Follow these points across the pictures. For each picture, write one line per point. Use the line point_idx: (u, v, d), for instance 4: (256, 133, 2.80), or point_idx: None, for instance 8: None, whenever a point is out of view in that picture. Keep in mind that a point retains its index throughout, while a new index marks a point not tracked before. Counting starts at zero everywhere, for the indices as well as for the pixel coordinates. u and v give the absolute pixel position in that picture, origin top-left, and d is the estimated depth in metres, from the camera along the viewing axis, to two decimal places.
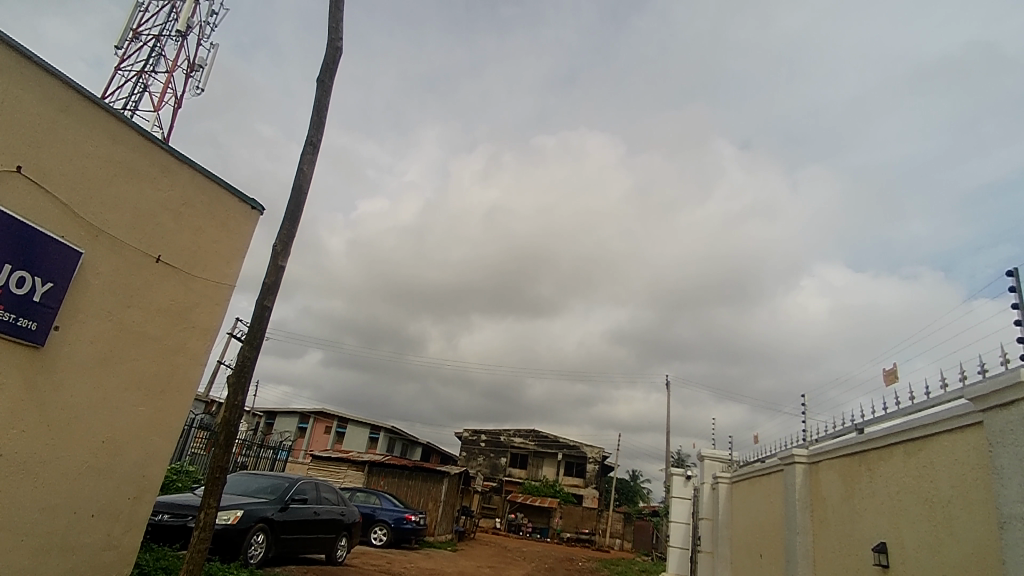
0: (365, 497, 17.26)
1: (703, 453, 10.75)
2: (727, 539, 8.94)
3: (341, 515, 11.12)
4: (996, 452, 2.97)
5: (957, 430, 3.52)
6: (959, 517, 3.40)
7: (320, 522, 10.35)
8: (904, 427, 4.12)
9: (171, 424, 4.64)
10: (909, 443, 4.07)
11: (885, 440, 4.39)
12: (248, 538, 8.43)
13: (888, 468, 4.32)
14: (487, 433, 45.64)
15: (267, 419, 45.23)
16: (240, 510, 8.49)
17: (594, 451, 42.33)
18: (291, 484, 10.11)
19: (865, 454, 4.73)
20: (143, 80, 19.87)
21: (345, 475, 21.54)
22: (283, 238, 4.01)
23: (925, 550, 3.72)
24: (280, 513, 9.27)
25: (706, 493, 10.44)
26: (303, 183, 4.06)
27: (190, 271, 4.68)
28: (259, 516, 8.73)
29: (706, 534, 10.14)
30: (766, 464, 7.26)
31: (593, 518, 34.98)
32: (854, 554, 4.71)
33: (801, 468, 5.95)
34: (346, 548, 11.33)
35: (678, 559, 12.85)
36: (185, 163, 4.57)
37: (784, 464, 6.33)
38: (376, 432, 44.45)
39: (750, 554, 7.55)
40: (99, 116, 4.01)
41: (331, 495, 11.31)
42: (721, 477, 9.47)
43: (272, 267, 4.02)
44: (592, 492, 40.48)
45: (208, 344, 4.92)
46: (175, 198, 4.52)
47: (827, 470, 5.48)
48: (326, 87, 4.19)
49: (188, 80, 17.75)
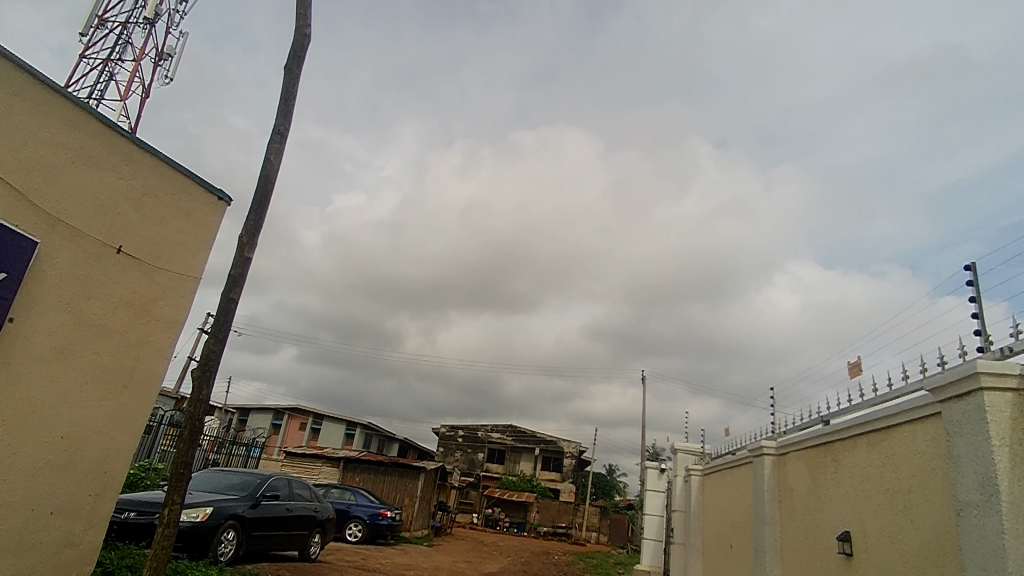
0: (340, 494, 17.11)
1: (676, 446, 10.89)
2: (698, 531, 9.06)
3: (315, 512, 11.01)
4: (953, 442, 3.05)
5: (917, 421, 3.60)
6: (919, 505, 3.49)
7: (293, 519, 10.23)
8: (867, 418, 4.22)
9: (133, 419, 4.52)
10: (872, 434, 4.17)
11: (849, 432, 4.49)
12: (217, 535, 8.29)
13: (852, 459, 4.41)
14: (464, 429, 45.65)
15: (240, 416, 44.62)
16: (209, 507, 8.34)
17: (571, 446, 42.59)
18: (262, 480, 9.95)
19: (831, 445, 4.82)
20: (110, 67, 19.38)
21: (319, 472, 21.31)
22: (249, 230, 3.92)
23: (887, 538, 3.81)
24: (251, 510, 9.13)
25: (679, 485, 10.58)
26: (271, 173, 3.97)
27: (153, 263, 4.57)
28: (229, 513, 8.59)
29: (678, 526, 10.26)
30: (737, 456, 7.37)
31: (569, 512, 35.26)
32: (820, 543, 4.80)
33: (769, 460, 6.04)
34: (319, 545, 11.21)
35: (652, 550, 13.01)
36: (148, 151, 4.45)
37: (753, 456, 6.44)
38: (352, 428, 44.17)
39: (721, 544, 7.67)
40: (55, 102, 3.87)
41: (304, 491, 11.17)
42: (693, 470, 9.58)
43: (238, 259, 3.92)
44: (568, 487, 40.82)
45: (173, 338, 4.80)
46: (136, 187, 4.40)
47: (794, 462, 5.58)
48: (294, 75, 4.10)
49: (156, 68, 17.28)
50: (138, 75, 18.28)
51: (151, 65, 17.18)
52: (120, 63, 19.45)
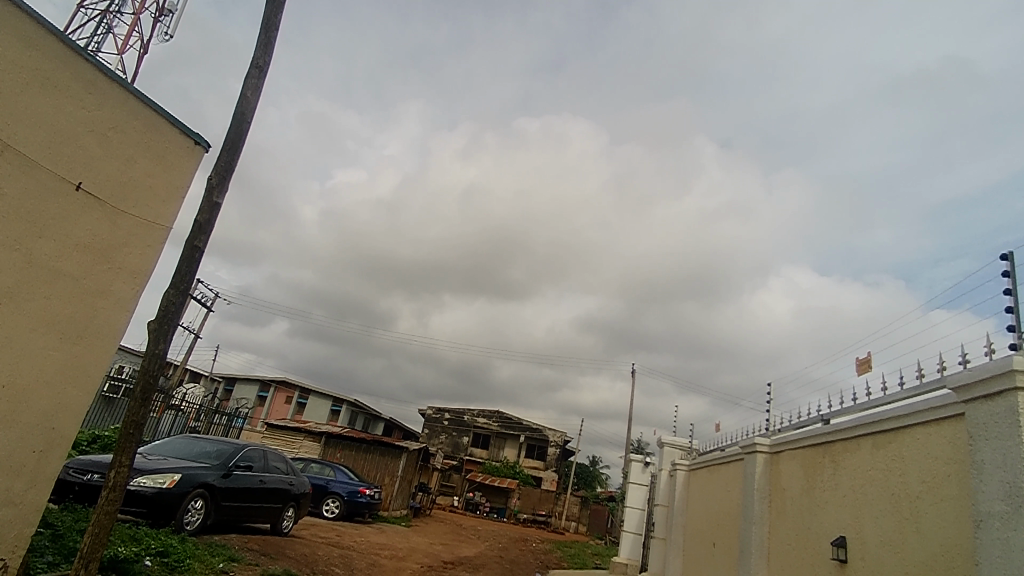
0: (320, 469, 16.88)
1: (663, 439, 10.63)
2: (680, 526, 8.84)
3: (289, 485, 10.75)
4: (977, 446, 2.76)
5: (933, 423, 3.32)
6: (927, 512, 3.23)
7: (266, 491, 9.96)
8: (874, 418, 3.95)
9: (88, 375, 4.19)
10: (877, 436, 3.90)
11: (853, 432, 4.22)
12: (184, 503, 8.00)
13: (854, 461, 4.15)
14: (450, 412, 45.55)
15: (226, 385, 44.36)
16: (178, 474, 8.05)
17: (556, 435, 42.54)
18: (236, 450, 9.65)
19: (831, 445, 4.56)
20: (108, 19, 18.80)
21: (300, 446, 21.02)
22: (219, 171, 3.55)
23: (887, 547, 3.56)
24: (222, 479, 8.84)
25: (663, 479, 10.36)
26: (247, 111, 3.58)
27: (117, 205, 4.20)
28: (198, 481, 8.29)
29: (660, 521, 10.05)
30: (727, 452, 7.11)
31: (550, 501, 35.26)
32: (811, 547, 4.56)
33: (762, 458, 5.77)
34: (293, 518, 10.96)
35: (630, 544, 12.83)
36: (115, 81, 4.07)
37: (744, 453, 6.18)
38: (338, 404, 44.02)
39: (704, 542, 7.43)
40: (8, 14, 3.49)
41: (280, 463, 10.90)
42: (679, 464, 9.33)
43: (205, 203, 3.55)
44: (551, 476, 40.84)
45: (138, 291, 4.44)
46: (101, 119, 4.02)
47: (789, 461, 5.31)
48: (278, 4, 3.71)
49: (156, 23, 16.79)
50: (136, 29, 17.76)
51: (151, 20, 16.68)
52: (119, 16, 18.90)
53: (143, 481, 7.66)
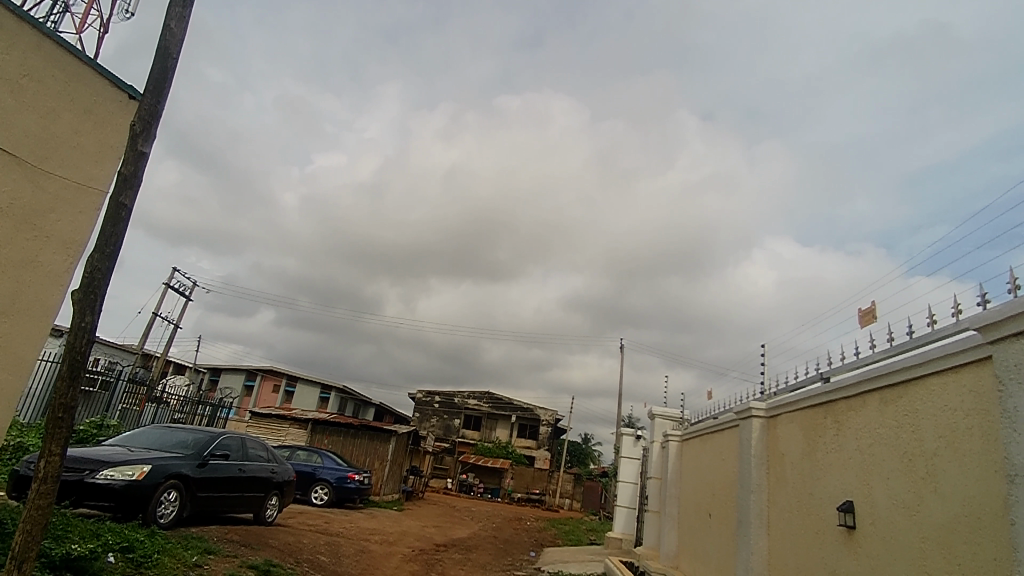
0: (307, 456, 16.56)
1: (654, 411, 10.39)
2: (675, 498, 8.60)
3: (271, 473, 10.40)
4: (1006, 391, 2.46)
5: (949, 371, 3.03)
6: (945, 470, 2.95)
7: (246, 480, 9.60)
8: (880, 372, 3.66)
9: (19, 358, 3.77)
10: (885, 390, 3.62)
11: (857, 389, 3.92)
12: (156, 495, 7.63)
13: (858, 419, 3.86)
14: (441, 395, 45.35)
15: (211, 376, 43.74)
16: (148, 465, 7.67)
17: (547, 414, 42.52)
18: (212, 438, 9.25)
19: (832, 405, 4.27)
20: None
21: (286, 434, 20.64)
22: (144, 116, 3.17)
23: (901, 510, 3.29)
24: (197, 469, 8.46)
25: (656, 451, 10.14)
26: (171, 45, 3.20)
27: (39, 164, 3.75)
28: (170, 472, 7.92)
29: (653, 494, 9.84)
30: (720, 419, 6.86)
31: (543, 479, 35.29)
32: (815, 514, 4.30)
33: (758, 423, 5.48)
34: (277, 507, 10.61)
35: (625, 518, 12.67)
36: (27, 21, 3.62)
37: (739, 419, 5.90)
38: (327, 391, 43.66)
39: (699, 513, 7.22)
40: None
41: (261, 450, 10.53)
42: (671, 435, 9.07)
43: (130, 152, 3.17)
44: (543, 454, 40.92)
45: (73, 263, 4.00)
46: (12, 65, 3.58)
47: (786, 424, 5.04)
48: None
49: None
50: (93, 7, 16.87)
51: None
52: None
53: (110, 473, 7.26)
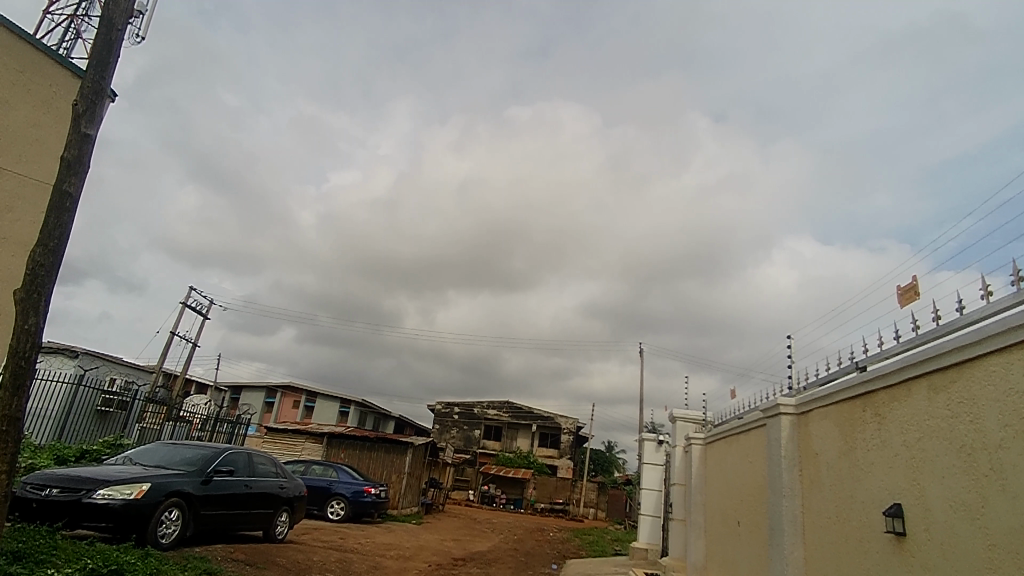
0: (322, 471, 16.28)
1: (674, 414, 9.89)
2: (700, 506, 8.09)
3: (280, 489, 10.10)
4: None
5: (1012, 348, 2.60)
6: (1014, 464, 2.51)
7: (253, 497, 9.30)
8: (926, 355, 3.22)
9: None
10: (934, 376, 3.17)
11: (900, 376, 3.47)
12: (156, 514, 7.36)
13: (903, 410, 3.42)
14: (460, 406, 44.99)
15: (232, 393, 43.99)
16: (148, 483, 7.39)
17: (568, 422, 41.91)
18: (216, 454, 8.98)
19: (871, 396, 3.82)
20: (75, 24, 18.15)
21: (302, 449, 20.41)
22: (86, 96, 3.11)
23: (962, 513, 2.84)
24: (201, 487, 8.18)
25: (678, 456, 9.64)
26: (115, 17, 3.21)
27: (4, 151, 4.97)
28: (171, 489, 7.64)
29: (677, 501, 9.32)
30: (745, 419, 6.39)
31: (566, 489, 34.61)
32: (858, 519, 3.83)
33: (787, 421, 5.02)
34: (287, 524, 10.30)
35: (649, 528, 12.12)
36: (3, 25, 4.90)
37: (766, 417, 5.44)
38: (346, 406, 43.62)
39: (727, 521, 6.73)
40: None
41: (269, 465, 10.24)
42: (694, 438, 8.57)
43: (74, 136, 3.10)
44: (566, 463, 40.30)
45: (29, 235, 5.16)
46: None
47: (819, 421, 4.58)
48: None
49: None
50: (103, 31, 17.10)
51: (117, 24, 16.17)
52: (86, 18, 18.22)
53: (107, 492, 6.98)
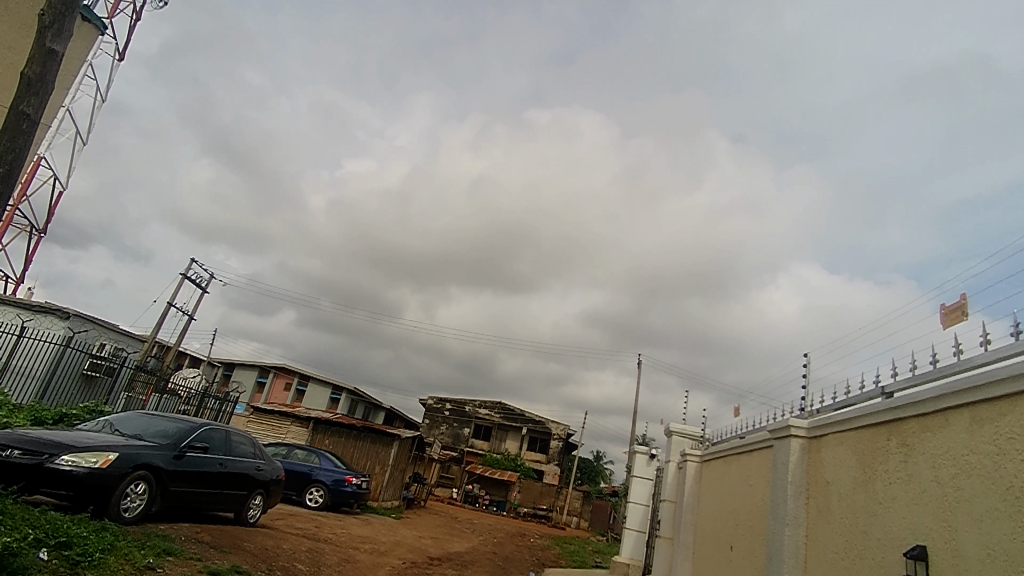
0: (304, 456, 15.94)
1: (671, 428, 9.50)
2: (690, 525, 7.71)
3: (256, 470, 9.74)
4: None
5: None
6: None
7: (226, 476, 8.93)
8: (971, 383, 2.87)
9: None
10: (979, 408, 2.81)
11: (937, 405, 3.11)
12: (121, 486, 7.02)
13: (937, 442, 3.05)
14: (452, 402, 44.63)
15: (225, 370, 43.80)
16: (115, 453, 7.05)
17: (559, 428, 41.50)
18: (193, 428, 8.63)
19: (898, 425, 3.46)
20: None
21: (287, 431, 20.06)
22: (52, 11, 3.03)
23: (1001, 564, 2.48)
24: (173, 461, 7.84)
25: (671, 471, 9.26)
26: None
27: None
28: (140, 462, 7.30)
29: (666, 519, 8.93)
30: (748, 440, 6.01)
31: (551, 495, 34.19)
32: (871, 559, 3.45)
33: (797, 445, 4.64)
34: (261, 507, 9.94)
35: (633, 543, 11.73)
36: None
37: (773, 439, 5.07)
38: (338, 392, 43.33)
39: (718, 545, 6.36)
40: None
41: (248, 445, 9.88)
42: (689, 455, 8.19)
43: (37, 51, 2.99)
44: (553, 469, 39.88)
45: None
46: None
47: (833, 447, 4.21)
48: None
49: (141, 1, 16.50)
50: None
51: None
52: None
53: (70, 459, 6.63)
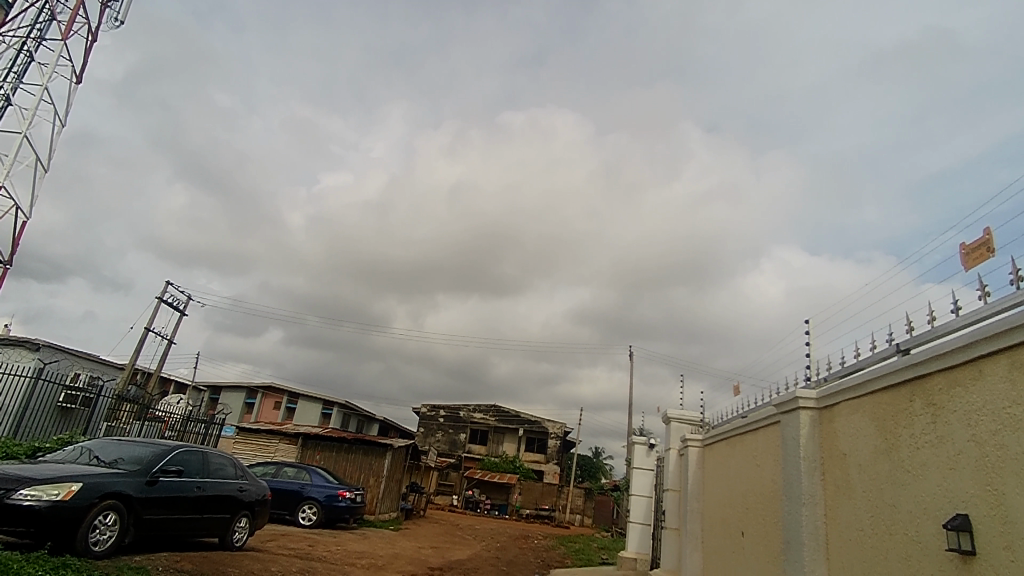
0: (295, 473, 15.42)
1: (669, 414, 9.17)
2: (696, 513, 7.36)
3: (239, 492, 9.25)
4: None
5: None
6: None
7: (206, 500, 8.45)
8: (1004, 327, 2.56)
9: None
10: (1018, 354, 2.49)
11: (965, 356, 2.80)
12: (87, 519, 6.52)
13: (970, 397, 2.74)
14: (445, 409, 44.12)
15: (212, 394, 42.96)
16: (79, 484, 6.56)
17: (555, 426, 41.15)
18: (167, 452, 8.15)
19: (922, 383, 3.14)
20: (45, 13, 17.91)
21: (275, 450, 19.49)
22: None
23: None
24: (145, 488, 7.35)
25: (672, 459, 8.92)
26: None
27: None
28: (108, 491, 6.82)
29: (671, 509, 8.59)
30: (751, 418, 5.69)
31: (553, 494, 33.81)
32: (904, 534, 3.12)
33: (807, 418, 4.30)
34: (247, 530, 9.44)
35: (638, 536, 11.39)
36: None
37: (779, 413, 4.73)
38: (329, 408, 42.67)
39: (728, 532, 6.01)
40: None
41: (229, 465, 9.39)
42: (690, 440, 7.85)
43: None
44: (553, 468, 39.52)
45: None
46: None
47: (847, 417, 3.89)
48: None
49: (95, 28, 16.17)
50: (78, 17, 16.62)
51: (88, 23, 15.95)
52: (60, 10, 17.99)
53: (29, 493, 6.14)
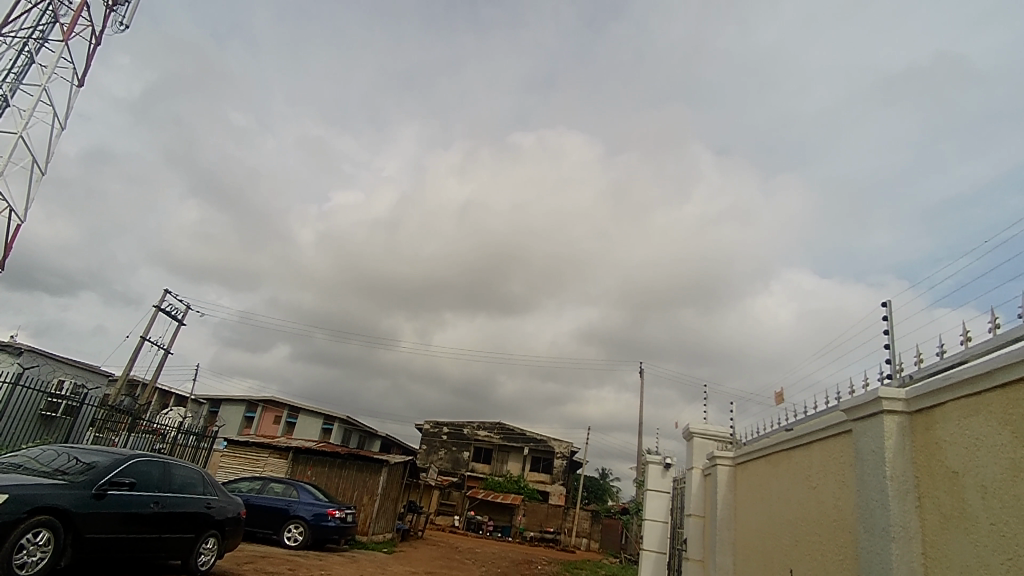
0: (282, 490, 14.30)
1: (691, 429, 8.12)
2: (727, 544, 6.28)
3: (207, 509, 8.25)
4: None
5: None
6: None
7: (165, 517, 7.46)
8: None
9: None
10: None
11: None
12: (10, 537, 5.57)
13: None
14: (449, 425, 42.91)
15: (211, 407, 42.01)
16: (5, 496, 5.61)
17: (562, 445, 39.78)
18: (121, 461, 7.19)
19: None
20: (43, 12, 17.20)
21: (265, 464, 18.50)
22: None
23: None
24: (90, 503, 6.39)
25: (696, 478, 7.84)
26: None
27: None
28: (40, 505, 5.87)
29: (693, 537, 7.50)
30: (804, 429, 4.66)
31: (558, 517, 32.52)
32: None
33: (893, 425, 3.28)
34: (215, 552, 8.41)
35: (652, 566, 10.29)
36: None
37: (850, 419, 3.71)
38: (330, 423, 41.64)
39: (771, 569, 4.95)
40: None
41: (195, 478, 8.40)
42: (719, 458, 6.79)
43: None
44: (558, 489, 38.20)
45: None
46: None
47: (960, 422, 2.88)
48: None
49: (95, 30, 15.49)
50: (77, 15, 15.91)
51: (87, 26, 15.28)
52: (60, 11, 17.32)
53: None
